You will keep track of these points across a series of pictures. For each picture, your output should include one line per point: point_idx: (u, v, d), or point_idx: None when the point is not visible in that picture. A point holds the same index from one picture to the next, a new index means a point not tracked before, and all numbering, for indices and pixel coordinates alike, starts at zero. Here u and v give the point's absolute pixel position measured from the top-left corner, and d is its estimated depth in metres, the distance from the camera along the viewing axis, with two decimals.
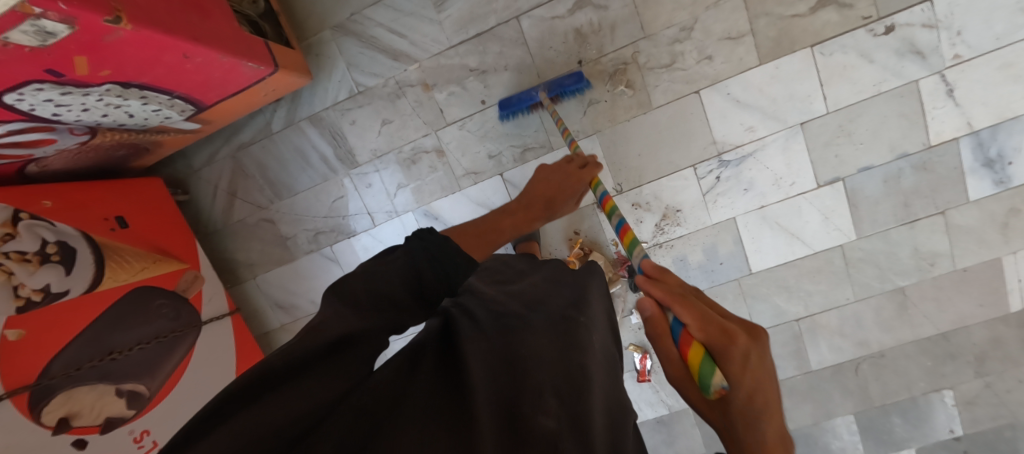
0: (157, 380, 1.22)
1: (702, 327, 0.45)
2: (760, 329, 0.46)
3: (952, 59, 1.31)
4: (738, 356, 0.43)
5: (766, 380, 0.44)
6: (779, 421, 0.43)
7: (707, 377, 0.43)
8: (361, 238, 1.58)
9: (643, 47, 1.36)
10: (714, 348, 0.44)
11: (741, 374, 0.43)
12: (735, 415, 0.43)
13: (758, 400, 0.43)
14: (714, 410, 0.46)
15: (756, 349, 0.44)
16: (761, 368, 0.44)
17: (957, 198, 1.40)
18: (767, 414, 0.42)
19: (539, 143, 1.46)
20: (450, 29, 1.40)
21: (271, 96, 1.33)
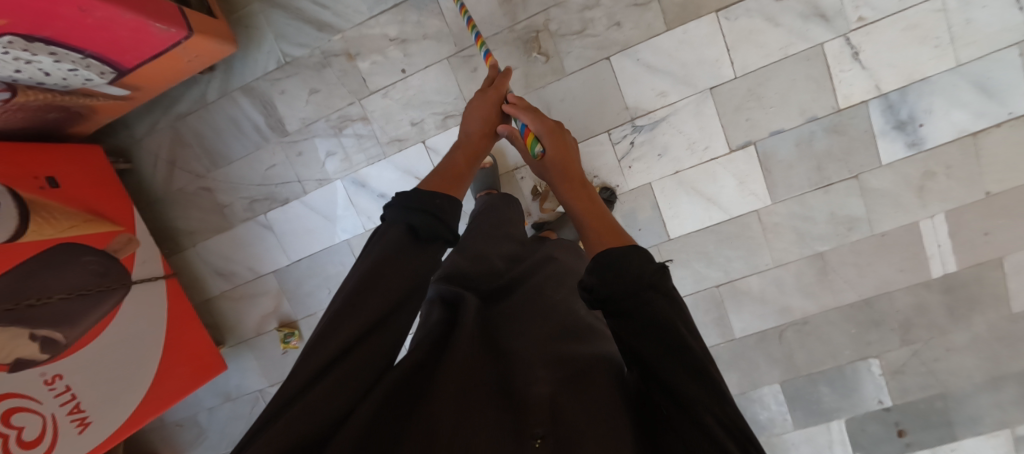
0: (77, 330, 1.28)
1: (536, 122, 0.91)
2: (564, 126, 0.94)
3: (856, 22, 1.33)
4: (553, 136, 0.89)
5: (567, 150, 0.89)
6: (577, 171, 0.86)
7: (534, 146, 0.89)
8: (294, 205, 1.63)
9: (554, 14, 1.41)
10: (541, 133, 0.90)
11: (552, 143, 0.88)
12: (551, 165, 0.86)
13: (562, 155, 0.87)
14: (546, 167, 0.88)
15: (558, 131, 0.92)
16: (563, 145, 0.89)
17: (870, 162, 1.41)
18: (566, 162, 0.87)
19: (459, 110, 1.50)
20: (370, 0, 1.45)
21: (197, 63, 1.39)
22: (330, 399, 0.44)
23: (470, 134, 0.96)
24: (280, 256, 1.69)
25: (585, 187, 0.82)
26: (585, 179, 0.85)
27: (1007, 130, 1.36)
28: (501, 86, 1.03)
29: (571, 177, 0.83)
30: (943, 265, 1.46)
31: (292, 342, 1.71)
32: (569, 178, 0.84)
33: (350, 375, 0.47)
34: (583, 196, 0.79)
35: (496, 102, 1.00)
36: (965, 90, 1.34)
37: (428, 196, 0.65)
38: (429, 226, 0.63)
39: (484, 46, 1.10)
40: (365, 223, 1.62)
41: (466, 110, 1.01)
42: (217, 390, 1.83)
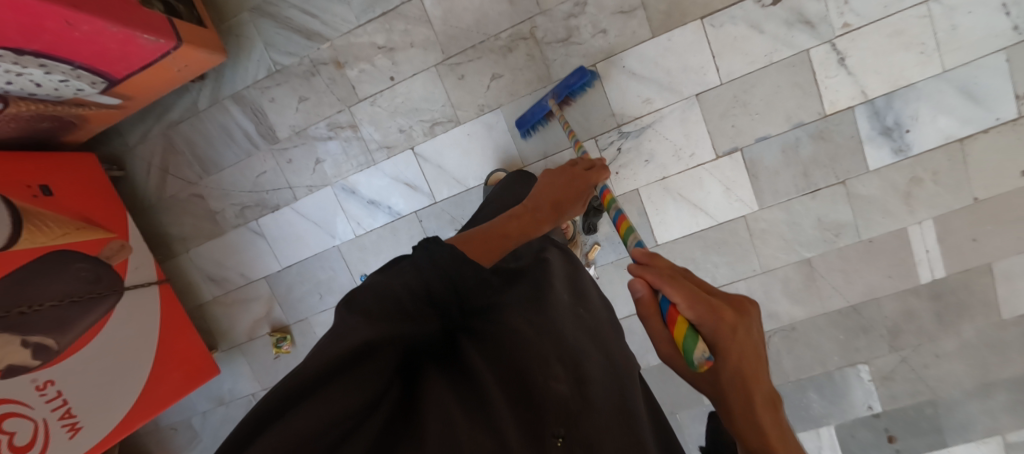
0: (69, 335, 1.31)
1: (690, 303, 0.47)
2: (748, 303, 0.49)
3: (840, 28, 1.33)
4: (728, 333, 0.46)
5: (712, 296, 0.49)
6: (763, 377, 0.47)
7: (694, 351, 0.44)
8: (285, 212, 1.65)
9: (540, 22, 1.41)
10: (703, 321, 0.46)
11: (730, 349, 0.45)
12: (721, 377, 0.46)
13: (742, 360, 0.46)
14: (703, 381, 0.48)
15: (741, 322, 0.47)
16: (745, 338, 0.47)
17: (856, 168, 1.41)
18: (754, 380, 0.46)
19: (446, 118, 1.51)
20: (357, 9, 1.46)
21: (187, 73, 1.41)
22: (344, 403, 0.36)
23: (549, 200, 0.96)
24: (271, 262, 1.70)
25: (777, 418, 0.46)
26: (777, 401, 0.47)
27: (994, 136, 1.35)
28: (592, 178, 1.06)
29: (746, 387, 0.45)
30: (931, 271, 1.45)
31: (284, 347, 1.72)
32: (753, 398, 0.45)
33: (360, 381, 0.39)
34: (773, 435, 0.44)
35: (582, 185, 1.03)
36: (951, 96, 1.34)
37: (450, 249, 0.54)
38: (453, 271, 0.53)
39: (575, 138, 1.28)
40: (355, 229, 1.64)
41: (547, 181, 1.03)
42: (210, 394, 1.86)
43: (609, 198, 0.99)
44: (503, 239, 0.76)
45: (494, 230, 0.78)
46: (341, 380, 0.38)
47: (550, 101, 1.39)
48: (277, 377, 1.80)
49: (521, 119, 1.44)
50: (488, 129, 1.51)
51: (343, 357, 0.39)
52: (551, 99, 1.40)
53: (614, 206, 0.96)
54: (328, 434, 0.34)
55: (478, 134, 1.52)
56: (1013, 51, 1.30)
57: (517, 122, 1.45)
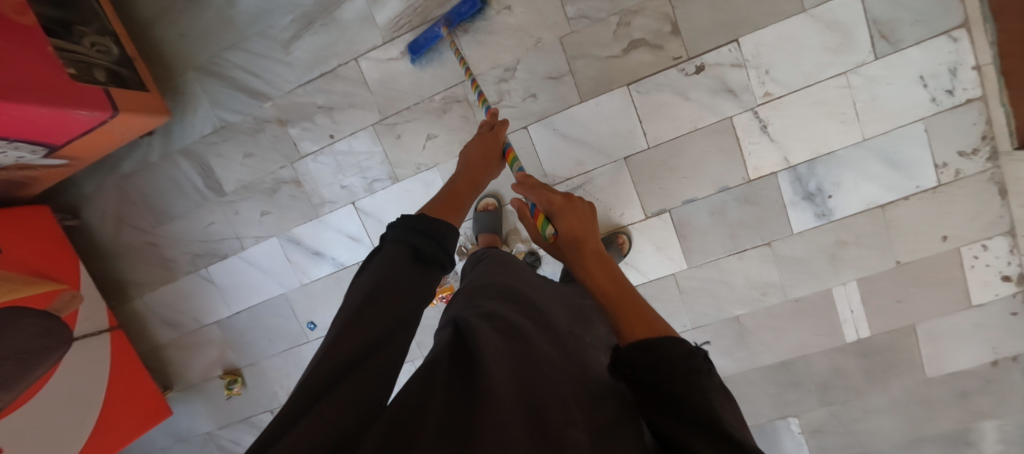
0: (21, 384, 1.34)
1: (541, 200, 0.77)
2: (577, 198, 0.77)
3: (762, 97, 1.35)
4: (562, 213, 0.73)
5: (584, 224, 0.73)
6: (596, 247, 0.70)
7: (544, 229, 0.74)
8: (234, 260, 1.70)
9: (472, 86, 1.45)
10: (552, 214, 0.75)
11: (565, 224, 0.72)
12: (567, 248, 0.71)
13: (570, 238, 0.71)
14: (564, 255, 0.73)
15: (568, 204, 0.75)
16: (576, 218, 0.73)
17: (781, 230, 1.43)
18: (583, 240, 0.71)
19: (385, 175, 1.55)
20: (298, 69, 1.50)
21: (131, 133, 1.47)
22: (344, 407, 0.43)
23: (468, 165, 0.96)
24: (222, 307, 1.75)
25: (611, 272, 0.66)
26: (611, 264, 0.68)
27: (916, 203, 1.37)
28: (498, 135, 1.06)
29: (579, 242, 0.70)
30: (858, 330, 1.48)
31: (234, 389, 1.78)
32: (587, 257, 0.69)
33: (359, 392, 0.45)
34: (608, 287, 0.63)
35: (492, 155, 1.00)
36: (873, 164, 1.36)
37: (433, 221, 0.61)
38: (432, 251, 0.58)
39: (479, 93, 1.17)
40: (301, 278, 1.68)
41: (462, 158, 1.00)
42: (168, 432, 1.92)
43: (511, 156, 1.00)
44: (457, 200, 0.80)
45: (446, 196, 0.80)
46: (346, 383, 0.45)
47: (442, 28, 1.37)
48: (231, 416, 1.86)
49: (414, 44, 1.41)
50: (426, 187, 1.54)
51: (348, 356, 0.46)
52: (443, 26, 1.38)
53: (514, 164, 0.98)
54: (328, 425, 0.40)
55: (417, 192, 1.56)
56: (931, 121, 1.32)
57: (409, 47, 1.41)
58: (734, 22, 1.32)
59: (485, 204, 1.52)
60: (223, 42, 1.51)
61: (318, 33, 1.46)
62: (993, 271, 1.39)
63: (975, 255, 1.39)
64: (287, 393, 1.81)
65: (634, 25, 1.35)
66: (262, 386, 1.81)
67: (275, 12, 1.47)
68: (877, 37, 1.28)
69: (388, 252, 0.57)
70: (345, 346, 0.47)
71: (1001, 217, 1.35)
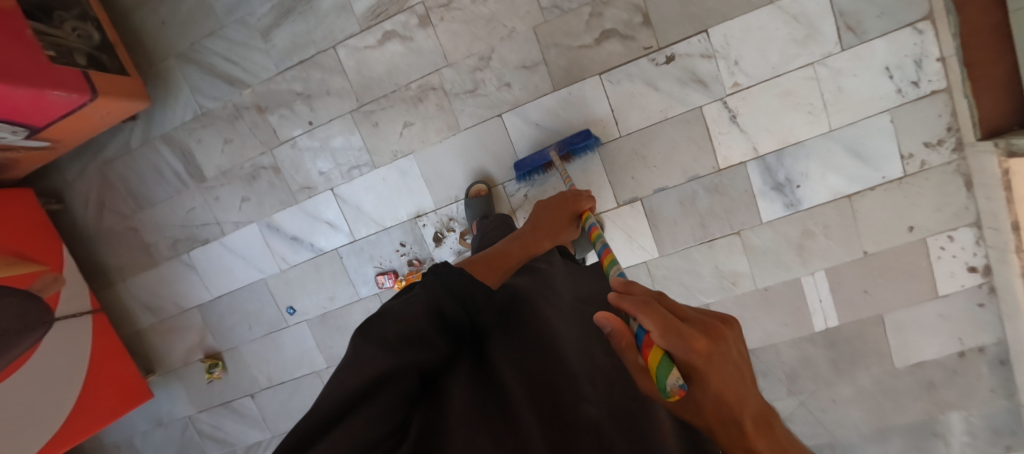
0: (7, 357, 1.38)
1: (663, 333, 0.43)
2: (726, 331, 0.47)
3: (731, 87, 1.37)
4: (708, 366, 0.43)
5: (675, 322, 0.43)
6: (745, 395, 0.45)
7: (663, 378, 0.43)
8: (214, 246, 1.73)
9: (447, 75, 1.47)
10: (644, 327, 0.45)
11: (696, 365, 0.43)
12: (702, 412, 0.45)
13: (720, 404, 0.44)
14: (691, 410, 0.47)
15: (718, 351, 0.44)
16: (723, 365, 0.44)
17: (750, 220, 1.45)
18: (686, 333, 0.43)
19: (362, 162, 1.58)
20: (276, 57, 1.52)
21: (110, 118, 1.50)
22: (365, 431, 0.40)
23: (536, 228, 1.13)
24: (202, 293, 1.78)
25: (777, 439, 0.44)
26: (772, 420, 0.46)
27: (881, 193, 1.39)
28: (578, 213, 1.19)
29: (738, 420, 0.44)
30: (826, 320, 1.50)
31: (215, 373, 1.80)
32: (710, 370, 0.43)
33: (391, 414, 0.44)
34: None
35: (565, 215, 1.18)
36: (839, 155, 1.38)
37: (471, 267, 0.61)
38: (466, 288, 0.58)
39: (573, 184, 1.32)
40: (280, 264, 1.71)
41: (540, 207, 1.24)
42: (149, 415, 1.95)
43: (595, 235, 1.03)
44: (504, 258, 0.99)
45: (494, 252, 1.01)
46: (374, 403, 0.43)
47: (552, 153, 1.38)
48: (212, 400, 1.89)
49: (520, 163, 1.42)
50: (402, 174, 1.57)
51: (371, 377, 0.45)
52: (553, 152, 1.38)
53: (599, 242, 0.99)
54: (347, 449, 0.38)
55: (393, 179, 1.58)
56: (897, 112, 1.33)
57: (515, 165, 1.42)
58: (702, 13, 1.34)
59: (478, 189, 1.52)
60: (203, 29, 1.54)
61: (296, 21, 1.49)
62: (959, 262, 1.41)
63: (941, 247, 1.41)
64: (265, 379, 1.83)
65: (605, 16, 1.37)
66: (242, 371, 1.84)
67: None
68: (842, 28, 1.30)
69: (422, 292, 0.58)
70: (368, 371, 0.45)
71: (967, 208, 1.37)
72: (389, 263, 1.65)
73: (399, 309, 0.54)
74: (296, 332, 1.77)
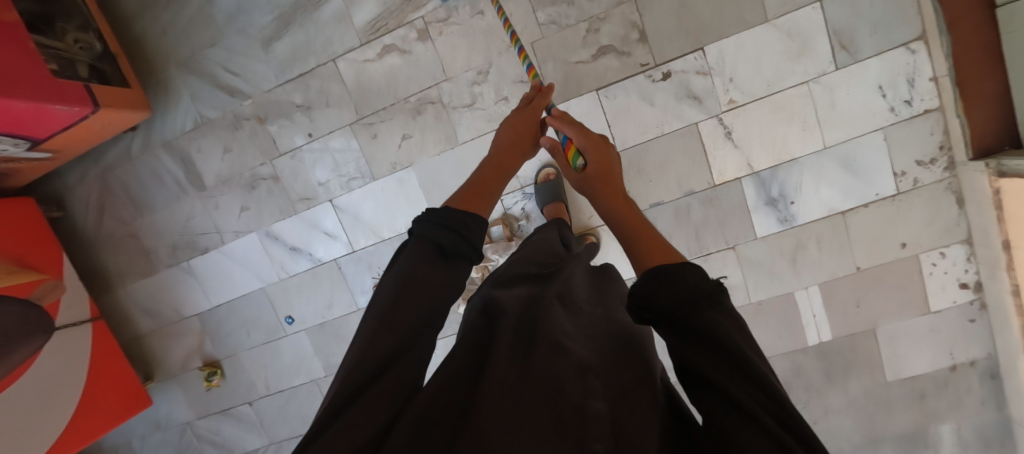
0: (6, 366, 1.40)
1: (579, 137, 0.75)
2: (609, 142, 0.77)
3: (727, 104, 1.39)
4: (593, 145, 0.74)
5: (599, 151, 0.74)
6: (615, 177, 0.73)
7: (575, 159, 0.74)
8: (214, 254, 1.74)
9: (446, 87, 1.49)
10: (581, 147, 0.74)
11: (594, 162, 0.73)
12: (592, 182, 0.72)
13: (598, 171, 0.72)
14: (585, 183, 0.73)
15: (602, 143, 0.76)
16: (603, 153, 0.74)
17: (744, 234, 1.46)
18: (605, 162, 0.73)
19: (361, 173, 1.59)
20: (276, 68, 1.54)
21: (111, 128, 1.51)
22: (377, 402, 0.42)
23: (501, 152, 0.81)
24: (202, 300, 1.79)
25: (631, 210, 0.68)
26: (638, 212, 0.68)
27: (875, 210, 1.40)
28: (539, 107, 0.90)
29: (607, 189, 0.70)
30: (819, 333, 1.51)
31: (213, 381, 1.82)
32: (610, 191, 0.70)
33: (398, 386, 0.46)
34: (625, 210, 0.67)
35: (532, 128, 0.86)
36: (833, 171, 1.39)
37: (460, 214, 0.59)
38: (455, 246, 0.57)
39: (513, 31, 1.04)
40: (278, 273, 1.72)
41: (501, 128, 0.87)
42: (148, 419, 1.97)
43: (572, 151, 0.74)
44: (481, 195, 0.71)
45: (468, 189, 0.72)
46: (384, 381, 0.45)
47: None
48: (210, 406, 1.90)
49: None
50: (400, 185, 1.58)
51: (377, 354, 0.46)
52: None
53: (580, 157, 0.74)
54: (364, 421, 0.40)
55: (391, 190, 1.59)
56: (890, 130, 1.35)
57: None
58: (699, 30, 1.35)
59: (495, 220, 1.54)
60: (204, 39, 1.55)
61: (296, 33, 1.50)
62: (951, 278, 1.42)
63: (933, 263, 1.42)
64: (264, 386, 1.85)
65: (602, 31, 1.39)
66: (240, 377, 1.85)
67: (254, 11, 1.51)
68: (837, 47, 1.32)
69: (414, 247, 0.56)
70: (384, 332, 0.47)
71: (958, 225, 1.38)
72: None
73: (398, 273, 0.54)
74: (294, 339, 1.78)
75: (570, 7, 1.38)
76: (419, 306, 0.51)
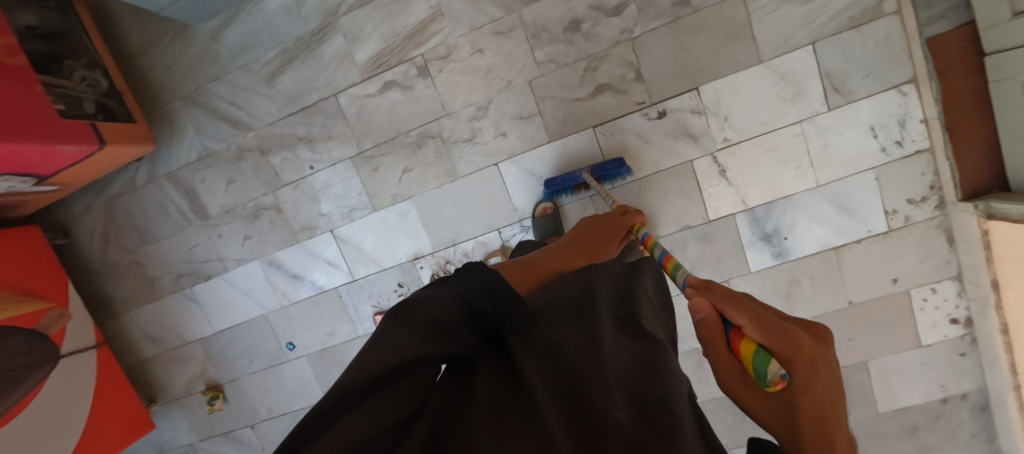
0: (9, 400, 1.40)
1: (759, 327, 0.41)
2: (826, 332, 0.43)
3: (721, 142, 1.41)
4: (804, 362, 0.39)
5: (815, 364, 0.40)
6: (835, 396, 0.41)
7: (761, 369, 0.40)
8: (217, 281, 1.76)
9: (446, 123, 1.51)
10: (778, 353, 0.40)
11: (800, 377, 0.40)
12: (797, 424, 0.41)
13: (816, 412, 0.40)
14: (784, 418, 0.42)
15: (819, 349, 0.41)
16: (820, 366, 0.40)
17: (739, 268, 1.49)
18: (813, 357, 0.40)
19: (362, 205, 1.62)
20: (279, 102, 1.56)
21: (115, 164, 1.55)
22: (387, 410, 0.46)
23: (579, 243, 1.05)
24: (204, 326, 1.82)
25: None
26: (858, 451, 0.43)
27: (867, 246, 1.43)
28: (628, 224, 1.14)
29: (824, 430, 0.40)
30: None
31: (216, 405, 1.84)
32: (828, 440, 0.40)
33: (408, 389, 0.50)
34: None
35: (613, 236, 1.11)
36: (826, 208, 1.42)
37: (494, 276, 0.68)
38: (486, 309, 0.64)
39: (614, 201, 1.30)
40: (280, 300, 1.75)
41: (585, 226, 1.13)
42: (151, 442, 1.99)
43: (650, 245, 0.95)
44: (540, 266, 0.89)
45: (526, 260, 0.89)
46: (393, 386, 0.49)
47: (586, 176, 1.39)
48: (213, 429, 1.93)
49: (551, 181, 1.42)
50: (401, 217, 1.61)
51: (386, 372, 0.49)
52: (585, 174, 1.39)
53: (656, 248, 0.93)
54: (370, 428, 0.44)
55: (392, 221, 1.62)
56: (882, 170, 1.37)
57: (546, 183, 1.43)
58: (694, 71, 1.38)
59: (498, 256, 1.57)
60: (208, 74, 1.58)
61: (299, 69, 1.53)
62: (941, 313, 1.45)
63: (924, 298, 1.45)
64: (265, 410, 1.87)
65: (599, 71, 1.41)
66: (242, 402, 1.87)
67: (258, 47, 1.53)
68: (829, 89, 1.34)
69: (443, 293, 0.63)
70: (399, 350, 0.51)
71: (949, 262, 1.41)
72: (387, 303, 1.69)
73: (432, 302, 0.60)
74: (295, 365, 1.80)
75: (568, 47, 1.41)
76: (434, 328, 0.56)
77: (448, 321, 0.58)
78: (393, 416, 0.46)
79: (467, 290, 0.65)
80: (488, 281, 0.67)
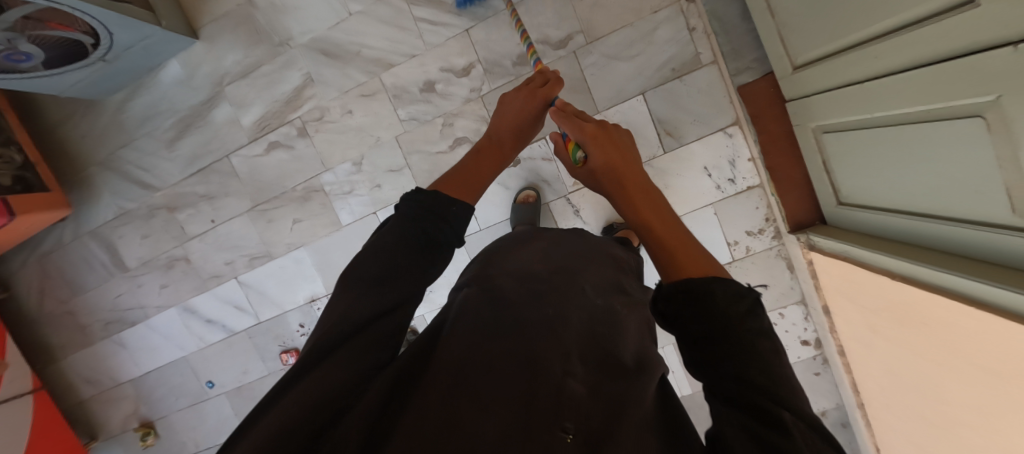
0: None
1: (576, 130, 0.76)
2: (613, 125, 0.77)
3: (572, 185, 1.52)
4: (597, 141, 0.73)
5: (617, 152, 0.72)
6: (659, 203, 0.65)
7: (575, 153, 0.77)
8: (141, 327, 1.92)
9: (326, 177, 1.64)
10: (583, 141, 0.75)
11: (601, 157, 0.72)
12: (598, 171, 0.72)
13: (607, 169, 0.71)
14: (591, 176, 0.75)
15: (604, 132, 0.75)
16: (616, 147, 0.73)
17: None
18: (619, 156, 0.71)
19: (262, 253, 1.75)
20: (180, 165, 1.71)
21: (34, 227, 1.70)
22: (338, 374, 0.47)
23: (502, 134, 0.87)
24: (134, 367, 1.97)
25: (653, 201, 0.66)
26: (649, 190, 0.68)
27: None
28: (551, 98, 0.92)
29: (627, 192, 0.67)
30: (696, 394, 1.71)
31: (147, 441, 1.98)
32: (630, 191, 0.67)
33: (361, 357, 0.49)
34: (649, 213, 0.64)
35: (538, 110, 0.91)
36: None
37: (436, 203, 0.60)
38: (438, 232, 0.59)
39: None
40: (197, 342, 1.89)
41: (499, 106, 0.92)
42: None
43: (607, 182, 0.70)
44: (476, 177, 0.75)
45: (463, 169, 0.75)
46: (343, 350, 0.49)
47: None
48: None
49: None
50: (296, 262, 1.74)
51: (345, 329, 0.50)
52: None
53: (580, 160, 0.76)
54: (310, 397, 0.44)
55: (289, 267, 1.75)
56: (720, 205, 1.46)
57: None
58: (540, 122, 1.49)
59: None
60: (117, 141, 1.73)
61: (194, 134, 1.67)
62: (792, 336, 1.53)
63: (774, 322, 1.53)
64: (194, 443, 2.01)
65: (457, 125, 1.53)
66: (174, 436, 2.02)
67: (157, 116, 1.68)
68: (663, 134, 1.44)
69: (390, 227, 0.59)
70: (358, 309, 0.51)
71: (793, 288, 1.48)
72: (292, 341, 1.82)
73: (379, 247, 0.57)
74: (216, 402, 1.94)
75: (426, 105, 1.53)
76: (393, 281, 0.55)
77: (405, 264, 0.56)
78: (332, 387, 0.46)
79: (410, 232, 0.58)
80: (427, 219, 0.60)
